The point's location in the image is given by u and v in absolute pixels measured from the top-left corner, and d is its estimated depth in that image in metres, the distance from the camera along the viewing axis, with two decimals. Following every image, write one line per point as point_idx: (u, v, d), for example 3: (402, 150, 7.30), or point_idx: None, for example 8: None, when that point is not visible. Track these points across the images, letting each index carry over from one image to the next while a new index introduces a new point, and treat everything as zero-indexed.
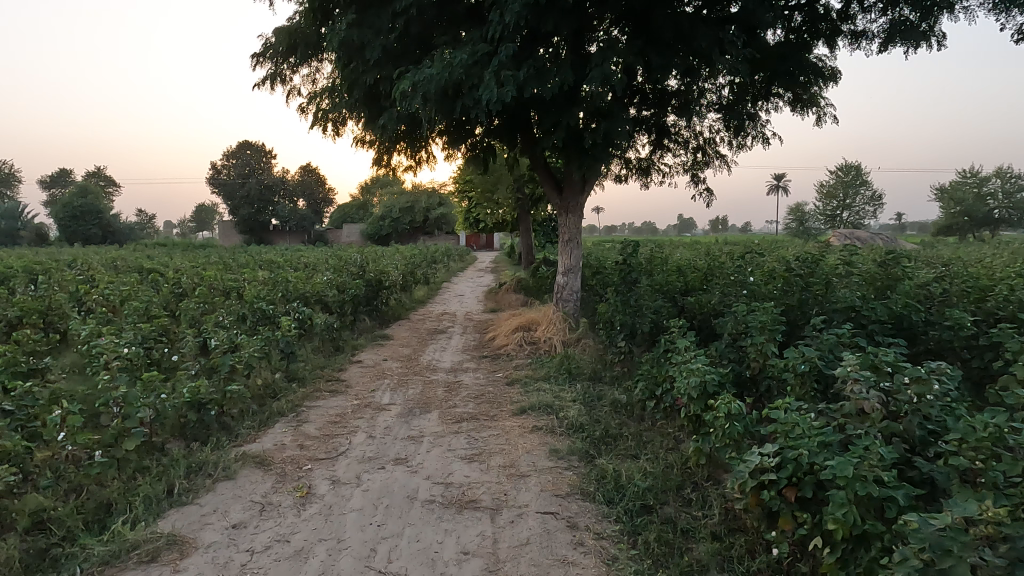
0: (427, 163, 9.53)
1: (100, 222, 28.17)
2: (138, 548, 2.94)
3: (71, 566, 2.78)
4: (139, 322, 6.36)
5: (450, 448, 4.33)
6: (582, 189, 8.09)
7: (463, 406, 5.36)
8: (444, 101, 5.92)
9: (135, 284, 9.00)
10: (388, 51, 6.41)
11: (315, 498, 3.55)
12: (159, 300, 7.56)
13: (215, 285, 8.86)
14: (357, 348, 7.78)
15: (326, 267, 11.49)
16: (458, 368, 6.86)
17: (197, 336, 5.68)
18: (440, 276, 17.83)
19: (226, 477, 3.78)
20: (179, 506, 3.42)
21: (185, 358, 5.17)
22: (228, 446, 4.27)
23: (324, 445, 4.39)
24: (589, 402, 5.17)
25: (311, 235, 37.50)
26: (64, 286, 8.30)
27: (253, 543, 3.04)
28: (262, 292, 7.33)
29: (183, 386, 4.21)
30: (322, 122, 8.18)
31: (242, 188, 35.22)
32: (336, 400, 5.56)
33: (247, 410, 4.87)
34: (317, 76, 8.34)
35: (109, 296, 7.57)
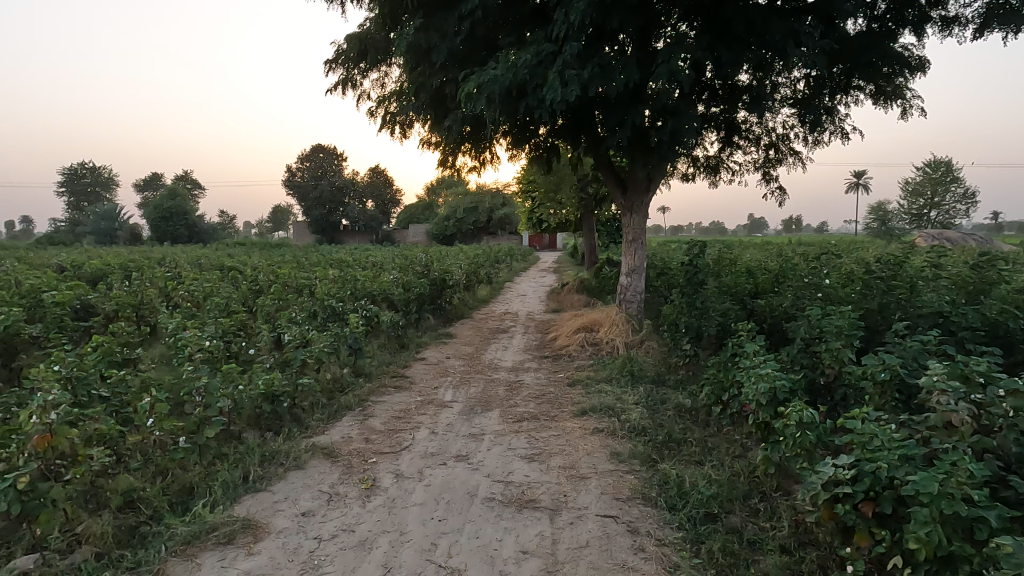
0: (491, 163, 9.61)
1: (187, 223, 30.01)
2: (217, 530, 3.11)
3: (157, 543, 2.98)
4: (220, 316, 6.74)
5: (510, 447, 4.36)
6: (647, 189, 7.94)
7: (524, 405, 5.37)
8: (508, 102, 5.95)
9: (217, 281, 9.54)
10: (454, 54, 6.52)
11: (379, 490, 3.65)
12: (238, 297, 7.99)
13: (289, 282, 9.27)
14: (421, 345, 7.95)
15: (392, 266, 11.80)
16: (519, 368, 6.89)
17: (272, 331, 5.97)
18: (502, 275, 17.95)
19: (296, 467, 3.94)
20: (253, 492, 3.59)
21: (261, 352, 5.44)
22: (299, 437, 4.46)
23: (388, 440, 4.51)
24: (652, 406, 5.07)
25: (379, 235, 38.60)
26: (155, 282, 8.90)
27: (321, 531, 3.15)
28: (332, 291, 7.61)
29: (259, 378, 4.44)
30: (391, 125, 8.40)
31: (315, 189, 36.69)
32: (400, 396, 5.70)
33: (317, 403, 5.08)
34: (386, 80, 8.58)
35: (194, 292, 8.08)
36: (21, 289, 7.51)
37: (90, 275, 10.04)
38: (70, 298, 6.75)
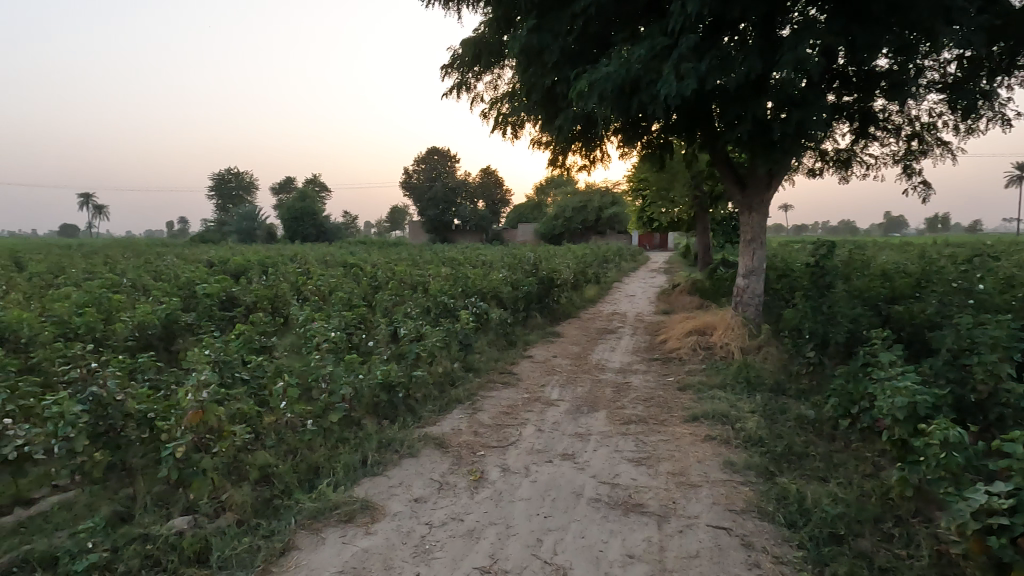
0: (601, 162, 9.52)
1: (316, 223, 32.42)
2: (339, 508, 3.34)
3: (288, 515, 3.25)
4: (343, 310, 7.22)
5: (617, 449, 4.29)
6: (768, 185, 7.49)
7: (631, 408, 5.28)
8: (621, 99, 5.86)
9: (341, 277, 10.22)
10: (567, 53, 6.53)
11: (487, 483, 3.74)
12: (359, 292, 8.51)
13: (405, 279, 9.74)
14: (529, 343, 8.04)
15: (501, 265, 12.04)
16: (627, 369, 6.76)
17: (389, 324, 6.30)
18: (611, 275, 17.70)
19: (410, 454, 4.13)
20: (371, 475, 3.81)
21: (379, 345, 5.77)
22: (413, 426, 4.67)
23: (495, 434, 4.61)
24: (770, 415, 4.78)
25: (489, 235, 39.50)
26: (288, 276, 9.72)
27: (432, 517, 3.29)
28: (444, 288, 7.90)
29: (377, 368, 4.71)
30: (503, 126, 8.56)
31: (430, 191, 38.23)
32: (508, 392, 5.81)
33: (430, 395, 5.29)
34: (498, 81, 8.77)
35: (321, 287, 8.71)
36: (179, 281, 8.50)
37: (234, 270, 11.14)
38: (218, 289, 7.53)
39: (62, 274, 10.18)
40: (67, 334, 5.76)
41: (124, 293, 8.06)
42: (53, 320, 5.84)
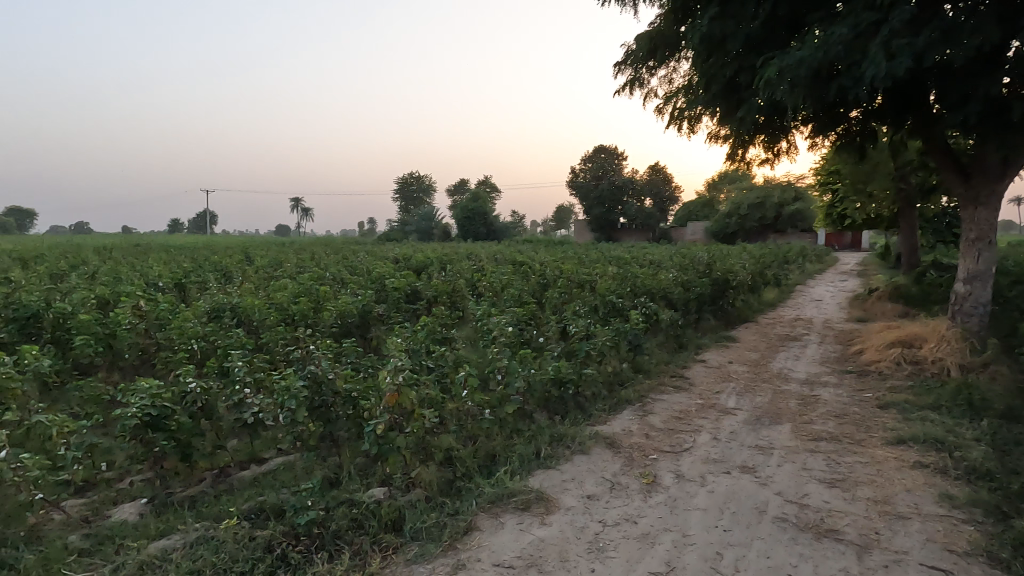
0: (787, 154, 8.78)
1: (487, 223, 34.06)
2: (515, 496, 3.48)
3: (470, 497, 3.47)
4: (515, 306, 7.50)
5: (805, 467, 3.95)
6: (1001, 175, 6.37)
7: (820, 424, 4.81)
8: (816, 84, 5.36)
9: (512, 274, 10.63)
10: (752, 40, 6.12)
11: (660, 487, 3.65)
12: (530, 289, 8.78)
13: (572, 277, 9.84)
14: (701, 347, 7.68)
15: (672, 265, 11.65)
16: (814, 381, 6.17)
17: (560, 322, 6.42)
18: (793, 278, 16.27)
19: (581, 451, 4.17)
20: (544, 468, 3.92)
21: (550, 341, 5.90)
22: (583, 424, 4.71)
23: (667, 439, 4.48)
24: (1001, 446, 4.07)
25: (656, 234, 38.45)
26: (464, 273, 10.33)
27: (605, 516, 3.29)
28: (613, 287, 7.85)
29: (549, 364, 4.82)
30: (678, 121, 8.28)
31: (597, 189, 38.21)
32: (680, 396, 5.60)
33: (599, 394, 5.30)
34: (674, 75, 8.49)
35: (494, 283, 9.14)
36: (372, 276, 9.44)
37: (416, 266, 12.11)
38: (404, 284, 8.24)
39: (281, 268, 11.85)
40: (286, 319, 6.70)
41: (329, 285, 9.15)
42: (277, 307, 6.82)
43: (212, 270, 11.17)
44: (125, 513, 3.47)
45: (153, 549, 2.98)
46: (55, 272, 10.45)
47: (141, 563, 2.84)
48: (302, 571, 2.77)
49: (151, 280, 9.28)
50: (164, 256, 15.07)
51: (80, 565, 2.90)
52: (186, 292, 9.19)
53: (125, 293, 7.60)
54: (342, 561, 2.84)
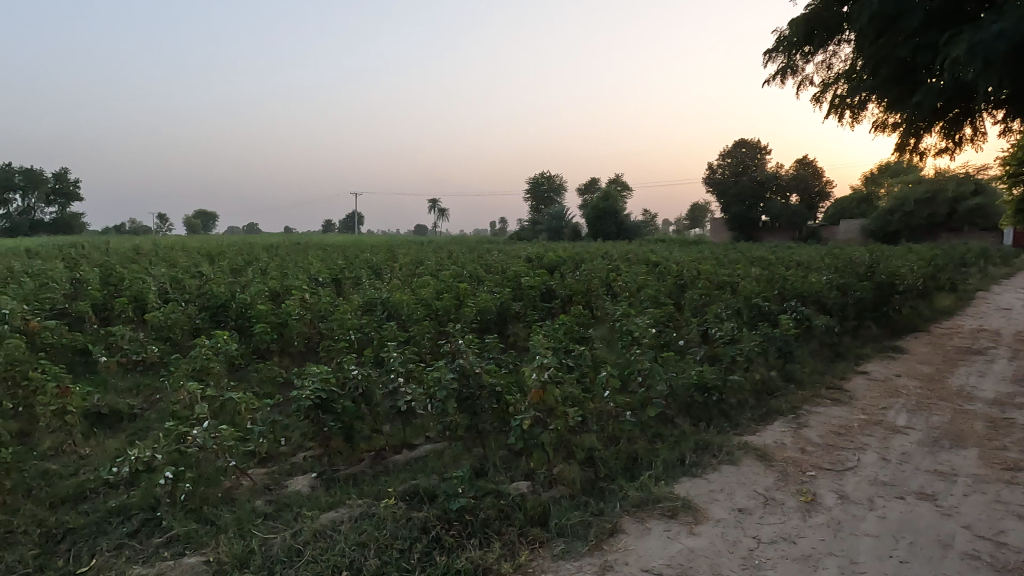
0: (971, 142, 7.73)
1: (618, 222, 33.53)
2: (661, 502, 3.40)
3: (614, 499, 3.44)
4: (653, 307, 7.31)
5: (1000, 499, 3.45)
6: None
7: (1016, 451, 4.17)
8: (1016, 61, 4.66)
9: (647, 274, 10.37)
10: (933, 15, 5.46)
11: (820, 507, 3.38)
12: (667, 290, 8.51)
13: (712, 278, 9.40)
14: (861, 357, 6.99)
15: (825, 266, 10.72)
16: (1007, 402, 5.36)
17: (702, 325, 6.16)
18: (974, 282, 14.27)
19: (729, 461, 3.97)
20: (690, 476, 3.78)
21: (691, 345, 5.68)
22: (730, 433, 4.48)
23: (826, 455, 4.13)
24: None
25: (803, 233, 35.63)
26: (598, 272, 10.26)
27: (759, 532, 3.11)
28: (760, 290, 7.38)
29: (693, 369, 4.64)
30: (837, 110, 7.61)
31: (736, 186, 36.20)
32: (839, 410, 5.14)
33: (747, 402, 5.01)
34: (833, 60, 7.82)
35: (630, 283, 8.97)
36: (509, 274, 9.68)
37: (549, 265, 12.23)
38: (540, 282, 8.36)
39: (423, 265, 12.54)
40: (431, 314, 7.07)
41: (468, 283, 9.53)
42: (423, 303, 7.21)
43: (363, 267, 12.07)
44: (299, 484, 3.86)
45: (324, 520, 3.28)
46: (236, 267, 11.87)
47: (315, 531, 3.14)
48: (456, 555, 2.91)
49: (313, 275, 10.23)
50: (321, 253, 16.54)
51: (266, 527, 3.27)
52: (342, 287, 10.01)
53: (293, 286, 8.46)
54: (492, 549, 2.94)
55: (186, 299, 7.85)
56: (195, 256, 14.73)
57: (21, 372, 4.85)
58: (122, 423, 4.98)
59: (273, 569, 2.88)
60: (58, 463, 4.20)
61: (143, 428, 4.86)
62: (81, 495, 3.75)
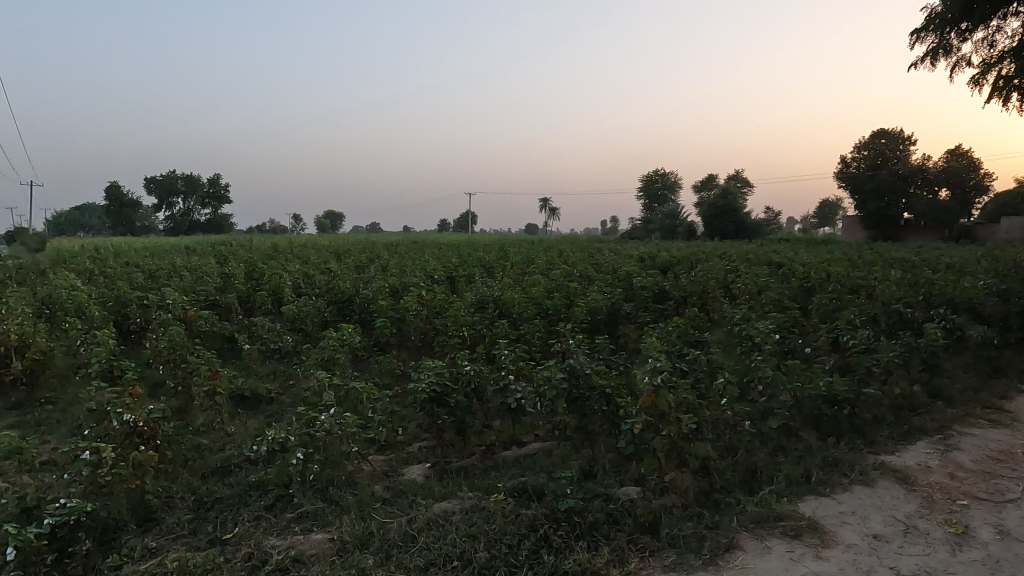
0: None
1: (737, 220, 31.81)
2: (783, 520, 3.18)
3: (730, 513, 3.28)
4: (775, 312, 6.87)
5: None
6: None
7: None
8: None
9: (769, 276, 9.76)
10: None
11: (974, 542, 3.00)
12: (792, 293, 7.96)
13: (845, 281, 8.65)
14: None
15: (983, 269, 9.49)
16: None
17: (831, 331, 5.68)
18: None
19: (863, 482, 3.63)
20: (817, 495, 3.51)
21: (819, 353, 5.27)
22: (864, 451, 4.10)
23: (982, 483, 3.66)
24: None
25: (954, 231, 31.85)
26: (715, 272, 9.80)
27: (898, 563, 2.82)
28: (901, 295, 6.69)
29: (821, 379, 4.30)
30: (1000, 92, 6.72)
31: (873, 180, 33.09)
32: (998, 433, 4.53)
33: (884, 418, 4.56)
34: (996, 35, 6.91)
35: (750, 285, 8.49)
36: (619, 273, 9.52)
37: (662, 265, 11.88)
38: (652, 283, 8.14)
39: (534, 264, 12.67)
40: (541, 313, 7.12)
41: (578, 282, 9.49)
42: (533, 302, 7.27)
43: (476, 265, 12.41)
44: (414, 473, 4.03)
45: (437, 509, 3.40)
46: (359, 264, 12.65)
47: (428, 519, 3.26)
48: (564, 556, 2.91)
49: (429, 273, 10.66)
50: (437, 252, 17.21)
51: (385, 511, 3.45)
52: (456, 284, 10.35)
53: (411, 283, 8.87)
54: (601, 554, 2.91)
55: (316, 293, 8.49)
56: (324, 254, 15.81)
57: (180, 356, 5.48)
58: (261, 405, 5.47)
59: (390, 551, 3.04)
60: (208, 439, 4.69)
61: (278, 411, 5.30)
62: (226, 469, 4.16)
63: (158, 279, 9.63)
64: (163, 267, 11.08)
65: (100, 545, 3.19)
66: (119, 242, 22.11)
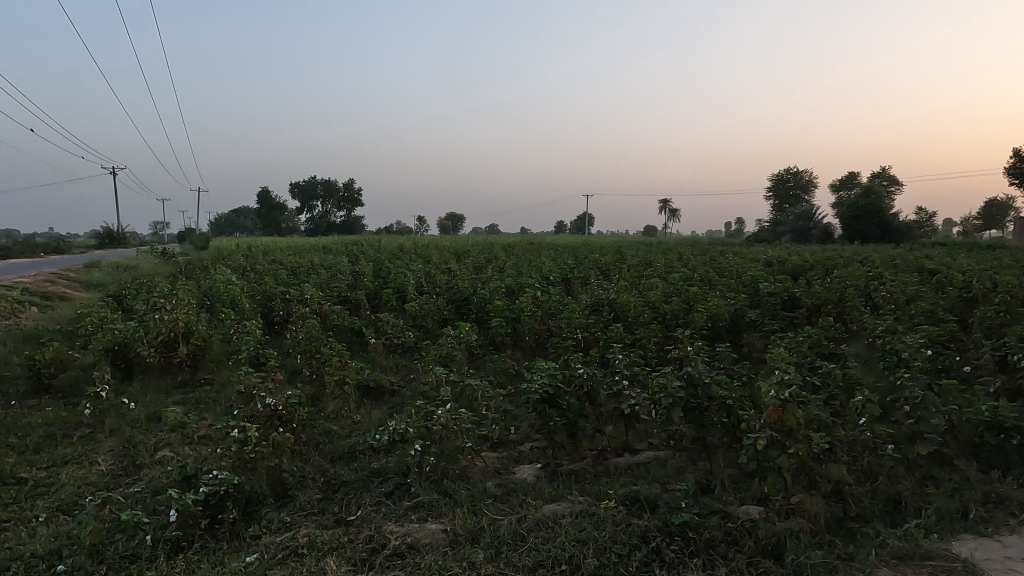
0: None
1: (881, 221, 28.75)
2: (931, 560, 2.83)
3: (867, 545, 2.98)
4: (927, 324, 6.14)
5: None
6: None
7: None
8: None
9: (921, 284, 8.76)
10: None
11: None
12: (948, 304, 7.08)
13: (1016, 291, 7.56)
14: None
15: None
16: None
17: (998, 348, 4.98)
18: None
19: None
20: (975, 534, 3.09)
21: (981, 372, 4.63)
22: None
23: None
24: None
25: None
26: (855, 279, 8.97)
27: None
28: None
29: (983, 402, 3.78)
30: None
31: None
32: None
33: None
34: None
35: (896, 293, 7.67)
36: (744, 278, 9.01)
37: (793, 270, 11.08)
38: (781, 289, 7.62)
39: (652, 266, 12.34)
40: (658, 318, 6.91)
41: (699, 286, 9.11)
42: (650, 306, 7.07)
43: (592, 267, 12.31)
44: (525, 472, 4.07)
45: (546, 510, 3.41)
46: (478, 265, 13.01)
47: (538, 519, 3.28)
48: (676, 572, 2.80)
49: (545, 274, 10.73)
50: (554, 254, 17.25)
51: (496, 508, 3.51)
52: (571, 286, 10.33)
53: (526, 284, 8.99)
54: None
55: (437, 292, 8.85)
56: (445, 254, 16.46)
57: (315, 347, 5.95)
58: (384, 396, 5.80)
59: (500, 548, 3.08)
60: (337, 425, 5.04)
61: (399, 403, 5.59)
62: (352, 454, 4.45)
63: (299, 276, 10.54)
64: (303, 264, 12.11)
65: (244, 515, 3.51)
66: (266, 242, 24.39)
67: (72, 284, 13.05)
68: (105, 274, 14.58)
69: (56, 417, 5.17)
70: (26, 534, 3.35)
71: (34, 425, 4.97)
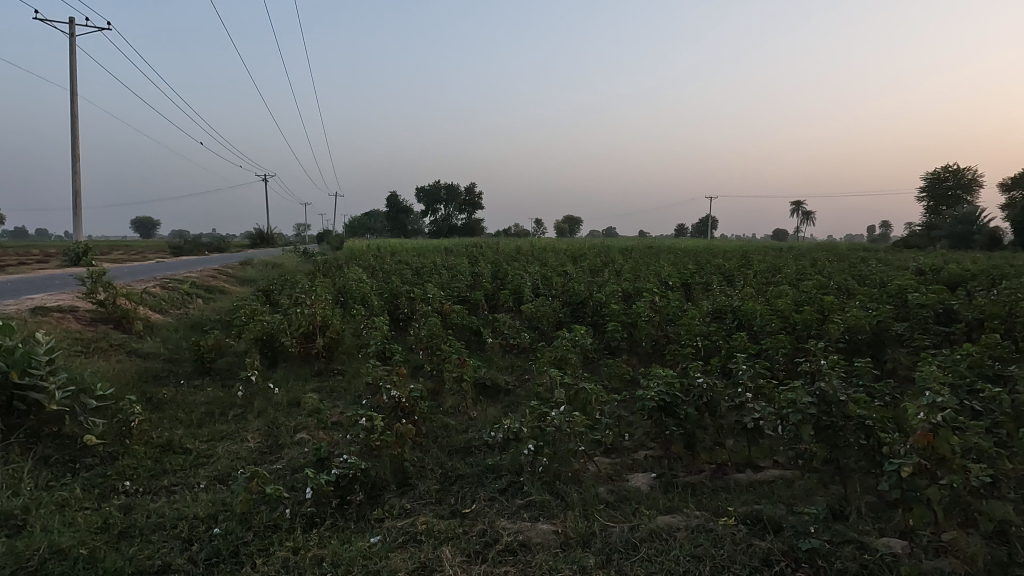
0: None
1: None
2: None
3: None
4: None
5: None
6: None
7: None
8: None
9: None
10: None
11: None
12: None
13: None
14: None
15: None
16: None
17: None
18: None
19: None
20: None
21: None
22: None
23: None
24: None
25: None
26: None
27: None
28: None
29: None
30: None
31: None
32: None
33: None
34: None
35: None
36: (890, 288, 8.19)
37: (951, 279, 9.88)
38: (933, 300, 6.84)
39: (782, 273, 11.56)
40: (787, 328, 6.47)
41: (835, 295, 8.43)
42: (779, 315, 6.64)
43: (715, 272, 11.81)
44: (639, 481, 3.98)
45: (661, 522, 3.32)
46: (595, 268, 12.91)
47: (652, 530, 3.20)
48: None
49: (664, 279, 10.44)
50: (675, 258, 16.68)
51: (608, 514, 3.47)
52: (691, 291, 9.97)
53: (644, 288, 8.80)
54: None
55: (553, 294, 8.93)
56: (562, 257, 16.51)
57: (435, 343, 6.22)
58: (499, 395, 5.92)
59: (612, 555, 3.04)
60: (455, 420, 5.24)
61: (514, 403, 5.70)
62: (468, 449, 4.61)
63: (424, 275, 11.10)
64: (426, 265, 12.69)
65: (370, 498, 3.75)
66: (395, 243, 25.89)
67: (230, 279, 14.62)
68: (256, 271, 16.19)
69: (215, 396, 5.83)
70: (190, 498, 3.81)
71: (197, 403, 5.65)
